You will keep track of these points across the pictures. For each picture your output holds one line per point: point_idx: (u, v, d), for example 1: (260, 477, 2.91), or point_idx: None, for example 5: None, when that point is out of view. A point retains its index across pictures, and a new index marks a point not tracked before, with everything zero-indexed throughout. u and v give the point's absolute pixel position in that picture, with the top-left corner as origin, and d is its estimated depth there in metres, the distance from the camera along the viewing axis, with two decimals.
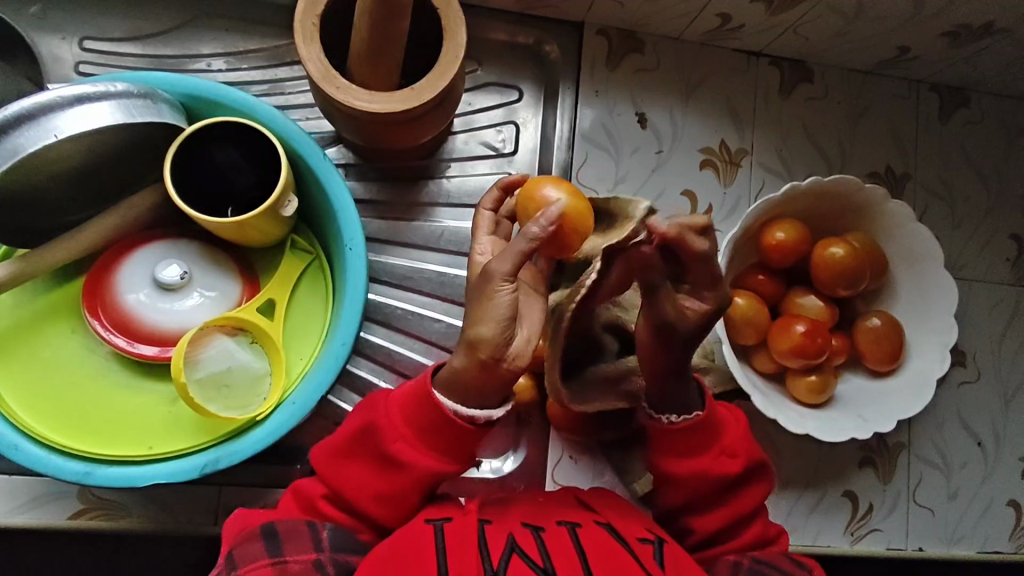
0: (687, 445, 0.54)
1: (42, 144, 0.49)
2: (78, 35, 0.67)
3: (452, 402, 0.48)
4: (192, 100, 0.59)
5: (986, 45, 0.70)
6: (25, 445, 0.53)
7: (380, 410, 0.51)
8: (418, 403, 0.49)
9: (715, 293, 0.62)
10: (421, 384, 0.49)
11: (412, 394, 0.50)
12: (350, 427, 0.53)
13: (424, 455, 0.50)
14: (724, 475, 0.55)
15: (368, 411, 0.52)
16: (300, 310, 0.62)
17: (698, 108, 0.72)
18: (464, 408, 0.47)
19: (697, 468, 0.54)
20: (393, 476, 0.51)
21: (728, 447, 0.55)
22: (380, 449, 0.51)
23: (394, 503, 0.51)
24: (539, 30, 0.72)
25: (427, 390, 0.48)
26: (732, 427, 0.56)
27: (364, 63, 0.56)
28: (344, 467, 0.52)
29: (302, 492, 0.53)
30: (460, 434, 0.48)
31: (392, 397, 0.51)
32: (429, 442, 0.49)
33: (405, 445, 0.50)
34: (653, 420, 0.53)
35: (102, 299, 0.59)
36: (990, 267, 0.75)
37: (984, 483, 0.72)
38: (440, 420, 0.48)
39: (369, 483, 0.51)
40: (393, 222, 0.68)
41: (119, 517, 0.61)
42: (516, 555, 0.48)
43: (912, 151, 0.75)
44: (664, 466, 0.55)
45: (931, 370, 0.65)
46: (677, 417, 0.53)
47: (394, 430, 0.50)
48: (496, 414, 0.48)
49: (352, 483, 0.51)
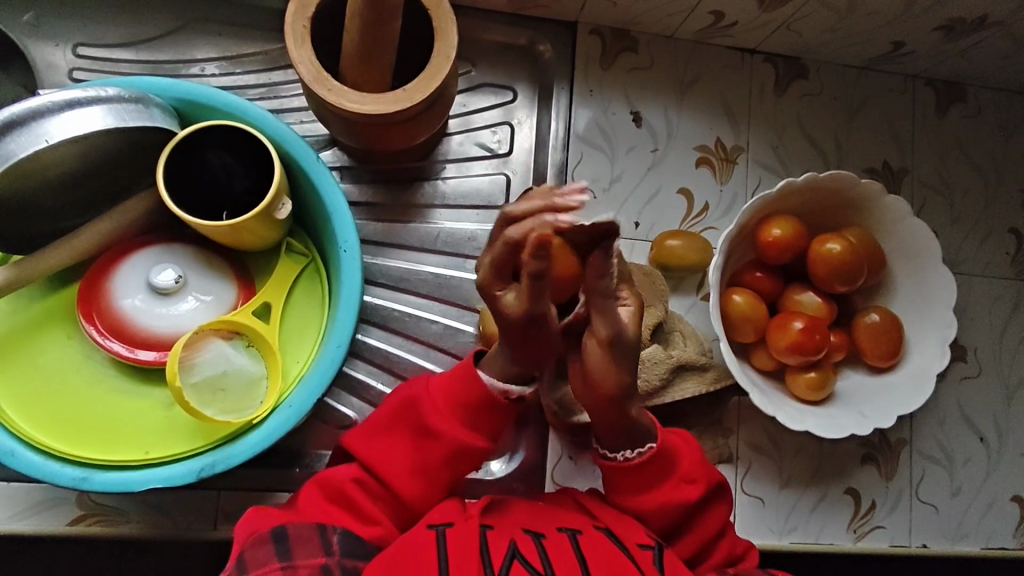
0: (645, 476, 0.54)
1: (34, 149, 0.49)
2: (72, 41, 0.67)
3: (490, 377, 0.52)
4: (184, 104, 0.59)
5: (981, 39, 0.70)
6: (22, 451, 0.53)
7: (421, 387, 0.54)
8: (462, 380, 0.52)
9: (713, 289, 0.61)
10: (466, 363, 0.53)
11: (453, 374, 0.53)
12: (385, 408, 0.55)
13: (461, 431, 0.52)
14: (686, 501, 0.55)
15: (406, 390, 0.55)
16: (296, 313, 0.62)
17: (692, 106, 0.72)
18: (500, 382, 0.51)
19: (661, 500, 0.55)
20: (424, 456, 0.53)
21: (687, 474, 0.55)
22: (417, 423, 0.53)
23: (428, 480, 0.53)
24: (533, 31, 0.72)
25: (469, 366, 0.52)
26: (688, 453, 0.56)
27: (355, 64, 0.56)
28: (378, 447, 0.54)
29: (326, 481, 0.53)
30: (495, 410, 0.52)
31: (433, 377, 0.54)
32: (467, 418, 0.52)
33: (443, 421, 0.52)
34: (610, 458, 0.55)
35: (97, 303, 0.59)
36: (989, 260, 0.75)
37: (988, 479, 0.71)
38: (482, 395, 0.52)
39: (404, 459, 0.53)
40: (389, 224, 0.68)
41: (117, 523, 0.61)
42: (516, 562, 0.48)
43: (909, 146, 0.75)
44: (649, 498, 0.55)
45: (930, 365, 0.65)
46: (633, 453, 0.54)
47: (432, 406, 0.53)
48: (525, 392, 0.52)
49: (387, 462, 0.53)
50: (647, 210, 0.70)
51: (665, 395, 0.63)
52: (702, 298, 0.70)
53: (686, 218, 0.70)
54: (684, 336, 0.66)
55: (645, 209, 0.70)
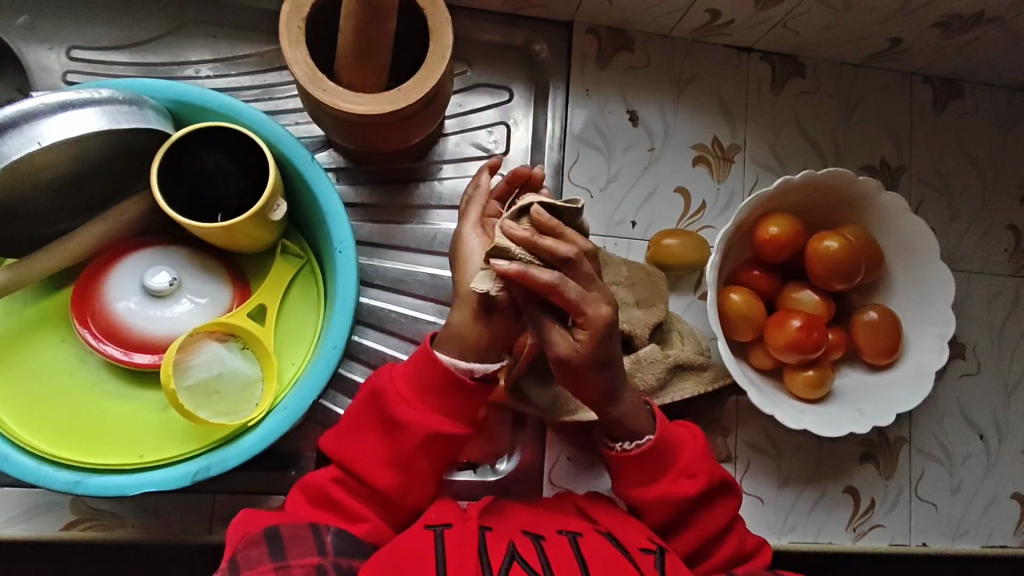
0: (645, 468, 0.55)
1: (26, 151, 0.49)
2: (66, 44, 0.67)
3: (451, 358, 0.52)
4: (178, 106, 0.59)
5: (980, 35, 0.69)
6: (15, 455, 0.52)
7: (382, 377, 0.54)
8: (422, 366, 0.52)
9: (710, 289, 0.61)
10: (423, 348, 0.53)
11: (412, 362, 0.53)
12: (352, 402, 0.55)
13: (428, 414, 0.52)
14: (685, 496, 0.55)
15: (368, 382, 0.55)
16: (292, 315, 0.62)
17: (689, 105, 0.72)
18: (462, 361, 0.52)
19: (661, 493, 0.55)
20: (396, 444, 0.52)
21: (686, 468, 0.56)
22: (383, 414, 0.53)
23: (403, 471, 0.53)
24: (528, 31, 0.71)
25: (427, 351, 0.52)
26: (688, 446, 0.56)
27: (349, 65, 0.56)
28: (354, 445, 0.53)
29: (309, 484, 0.53)
30: (462, 391, 0.52)
31: (394, 367, 0.54)
32: (432, 400, 0.52)
33: (408, 408, 0.52)
34: (609, 447, 0.56)
35: (91, 306, 0.58)
36: (988, 257, 0.74)
37: (988, 476, 0.71)
38: (443, 378, 0.52)
39: (377, 453, 0.53)
40: (385, 225, 0.68)
41: (112, 528, 0.60)
42: (516, 563, 0.47)
43: (907, 143, 0.75)
44: (649, 489, 0.55)
45: (929, 363, 0.65)
46: (631, 444, 0.55)
47: (396, 394, 0.53)
48: (489, 369, 0.52)
49: (359, 457, 0.53)
50: (644, 209, 0.70)
51: (663, 395, 0.63)
52: (699, 298, 0.69)
53: (683, 217, 0.70)
54: (682, 336, 0.66)
55: (641, 208, 0.70)
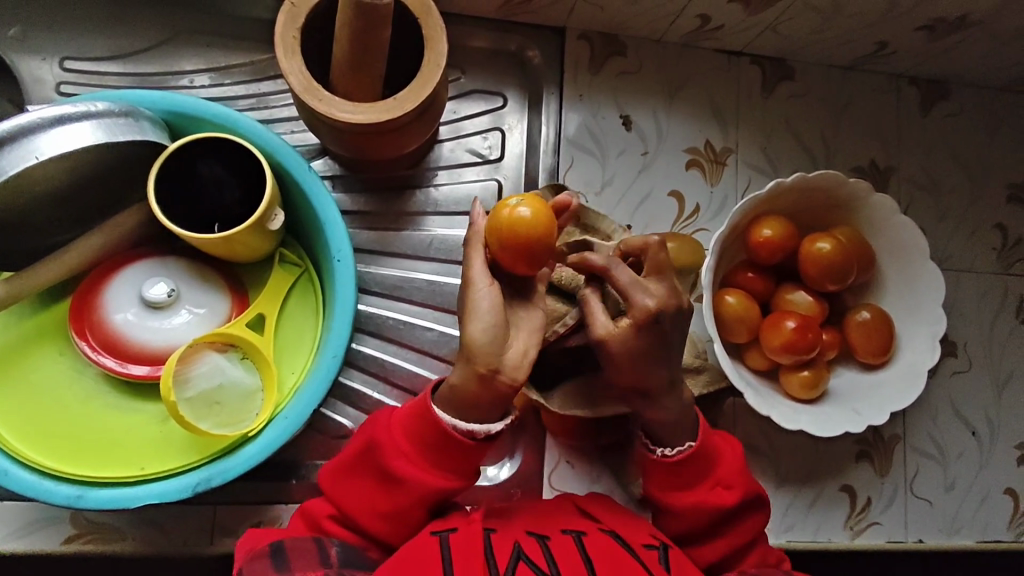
0: (682, 474, 0.56)
1: (23, 166, 0.49)
2: (58, 55, 0.67)
3: (450, 417, 0.49)
4: (175, 116, 0.59)
5: (962, 38, 0.71)
6: (16, 470, 0.53)
7: (382, 426, 0.51)
8: (420, 421, 0.49)
9: (704, 292, 0.62)
10: (422, 401, 0.50)
11: (411, 411, 0.50)
12: (353, 445, 0.53)
13: (427, 472, 0.50)
14: (718, 505, 0.56)
15: (370, 427, 0.53)
16: (291, 324, 0.62)
17: (681, 108, 0.73)
18: (462, 423, 0.49)
19: (693, 499, 0.56)
20: (393, 495, 0.51)
21: (722, 478, 0.56)
22: (379, 465, 0.51)
23: (398, 519, 0.52)
24: (522, 37, 0.72)
25: (425, 404, 0.49)
26: (727, 459, 0.57)
27: (344, 74, 0.57)
28: (350, 487, 0.52)
29: (308, 512, 0.53)
30: (463, 451, 0.49)
31: (393, 414, 0.51)
32: (431, 459, 0.50)
33: (407, 464, 0.50)
34: (648, 450, 0.56)
35: (90, 319, 0.58)
36: (977, 256, 0.76)
37: (982, 472, 0.72)
38: (441, 438, 0.49)
39: (372, 501, 0.51)
40: (382, 232, 0.68)
41: (113, 541, 0.60)
42: (522, 561, 0.48)
43: (895, 144, 0.76)
44: (683, 495, 0.56)
45: (921, 361, 0.66)
46: (671, 450, 0.56)
47: (394, 448, 0.50)
48: (493, 429, 0.49)
49: (356, 502, 0.52)
50: (639, 213, 0.70)
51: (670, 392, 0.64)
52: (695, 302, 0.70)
53: (678, 220, 0.71)
54: None
55: (636, 213, 0.70)
